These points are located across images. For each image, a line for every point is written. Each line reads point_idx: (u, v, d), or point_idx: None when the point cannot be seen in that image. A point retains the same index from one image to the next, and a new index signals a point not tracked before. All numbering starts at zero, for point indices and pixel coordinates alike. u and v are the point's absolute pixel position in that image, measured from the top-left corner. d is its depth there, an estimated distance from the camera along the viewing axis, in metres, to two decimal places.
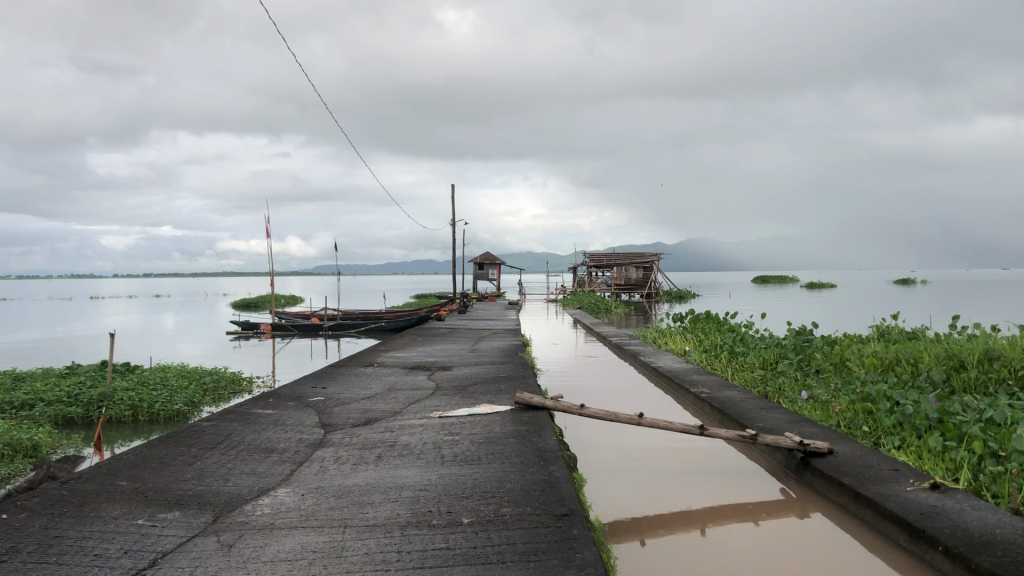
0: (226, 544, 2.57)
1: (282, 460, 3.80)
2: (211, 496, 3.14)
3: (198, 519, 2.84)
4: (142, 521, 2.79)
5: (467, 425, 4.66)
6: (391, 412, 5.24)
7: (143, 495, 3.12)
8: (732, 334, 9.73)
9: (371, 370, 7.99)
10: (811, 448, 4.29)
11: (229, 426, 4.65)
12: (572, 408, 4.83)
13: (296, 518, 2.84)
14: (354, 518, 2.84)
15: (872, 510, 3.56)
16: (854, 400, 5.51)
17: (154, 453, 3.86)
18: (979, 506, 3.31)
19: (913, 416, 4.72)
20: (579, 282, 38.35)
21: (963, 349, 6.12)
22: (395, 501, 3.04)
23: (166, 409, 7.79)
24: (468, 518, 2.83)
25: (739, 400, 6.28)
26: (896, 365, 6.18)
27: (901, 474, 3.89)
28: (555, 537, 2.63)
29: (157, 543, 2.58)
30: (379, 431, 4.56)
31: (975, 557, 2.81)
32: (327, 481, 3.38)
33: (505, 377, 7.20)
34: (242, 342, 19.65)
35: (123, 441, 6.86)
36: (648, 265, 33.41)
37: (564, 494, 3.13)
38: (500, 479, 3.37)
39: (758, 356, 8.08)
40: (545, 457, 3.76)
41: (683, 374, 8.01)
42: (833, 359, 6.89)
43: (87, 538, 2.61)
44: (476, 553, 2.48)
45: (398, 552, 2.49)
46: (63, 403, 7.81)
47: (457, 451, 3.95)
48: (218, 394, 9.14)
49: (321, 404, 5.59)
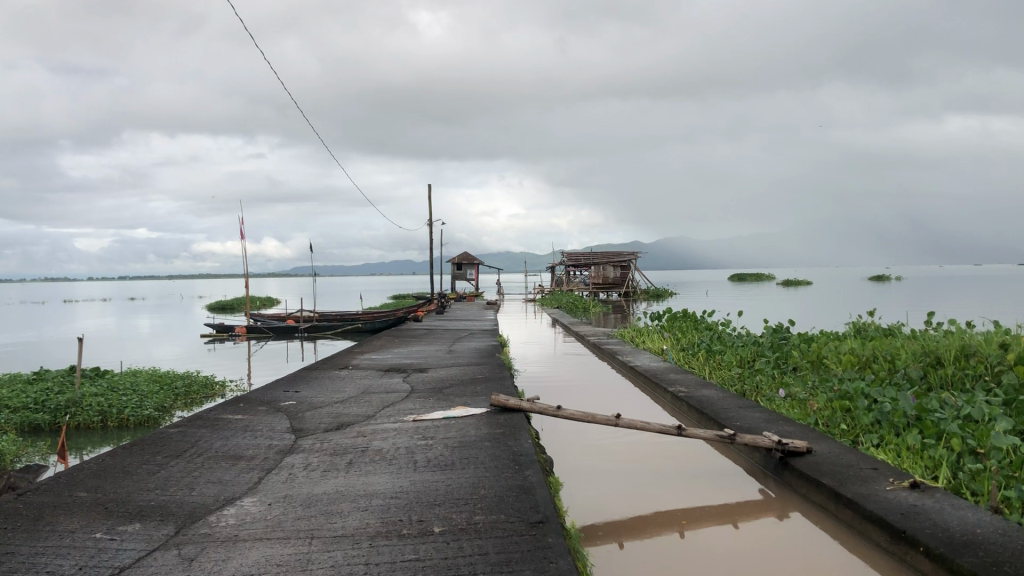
0: (187, 559, 2.47)
1: (250, 468, 3.69)
2: (174, 506, 3.03)
3: (160, 531, 2.74)
4: (100, 535, 2.68)
5: (440, 429, 4.58)
6: (363, 416, 5.14)
7: (103, 506, 3.01)
8: (709, 332, 9.69)
9: (344, 373, 7.82)
10: (789, 448, 4.24)
11: (196, 432, 4.53)
12: (549, 410, 4.72)
13: (261, 529, 2.75)
14: (323, 528, 2.74)
15: (851, 510, 3.51)
16: (832, 398, 5.46)
17: (117, 462, 3.74)
18: (959, 506, 3.26)
19: (890, 413, 4.69)
20: (557, 282, 38.46)
21: (940, 345, 6.10)
22: (364, 510, 2.95)
23: (136, 414, 7.65)
24: (439, 527, 2.75)
25: (717, 399, 6.24)
26: (873, 362, 6.15)
27: (881, 473, 3.84)
28: (529, 546, 2.55)
29: (113, 558, 2.47)
30: (350, 436, 4.46)
31: (956, 557, 2.76)
32: (295, 489, 3.29)
33: (482, 378, 7.11)
34: (216, 342, 19.93)
35: (91, 449, 6.73)
36: (626, 264, 33.51)
37: (540, 500, 3.05)
38: (474, 485, 3.28)
39: (736, 354, 8.03)
40: (520, 461, 3.69)
41: (661, 373, 7.93)
42: (811, 356, 6.85)
43: (39, 554, 2.49)
44: (447, 564, 2.40)
45: (367, 564, 2.40)
46: (30, 409, 7.65)
47: (431, 456, 3.87)
48: (189, 399, 9.01)
49: (292, 408, 5.47)
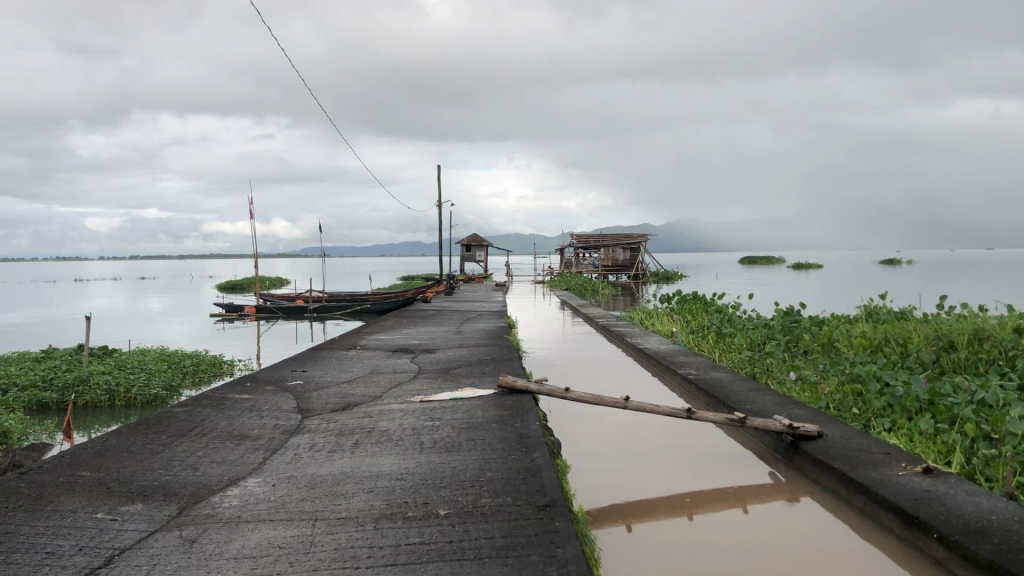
0: (189, 540, 2.43)
1: (255, 448, 3.65)
2: (177, 486, 3.00)
3: (162, 512, 2.70)
4: (101, 515, 2.65)
5: (447, 410, 4.54)
6: (370, 397, 5.10)
7: (105, 486, 2.98)
8: (719, 314, 9.61)
9: (353, 354, 7.80)
10: (800, 432, 4.19)
11: (202, 411, 4.50)
12: (557, 392, 4.65)
13: (265, 510, 2.71)
14: (326, 510, 2.70)
15: (863, 495, 3.47)
16: (843, 381, 5.39)
17: (122, 442, 3.70)
18: (974, 491, 3.21)
19: (903, 397, 4.62)
20: (566, 264, 38.47)
21: (953, 329, 6.02)
22: (369, 492, 2.91)
23: (143, 393, 7.65)
24: (445, 510, 2.71)
25: (726, 382, 6.19)
26: (885, 346, 6.09)
27: (893, 458, 3.78)
28: (535, 530, 2.50)
29: (115, 539, 2.43)
30: (358, 416, 4.43)
31: (971, 545, 2.70)
32: (300, 470, 3.25)
33: (490, 359, 7.08)
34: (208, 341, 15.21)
35: (99, 427, 6.74)
36: (637, 245, 33.38)
37: (547, 483, 3.01)
38: (480, 467, 3.24)
39: (746, 337, 7.96)
40: (527, 443, 3.65)
41: (670, 356, 7.88)
42: (822, 339, 6.78)
43: (39, 534, 2.46)
44: (451, 548, 2.36)
45: (369, 547, 2.36)
46: (38, 388, 7.66)
47: (436, 437, 3.83)
48: (197, 378, 9.02)
49: (299, 388, 5.44)
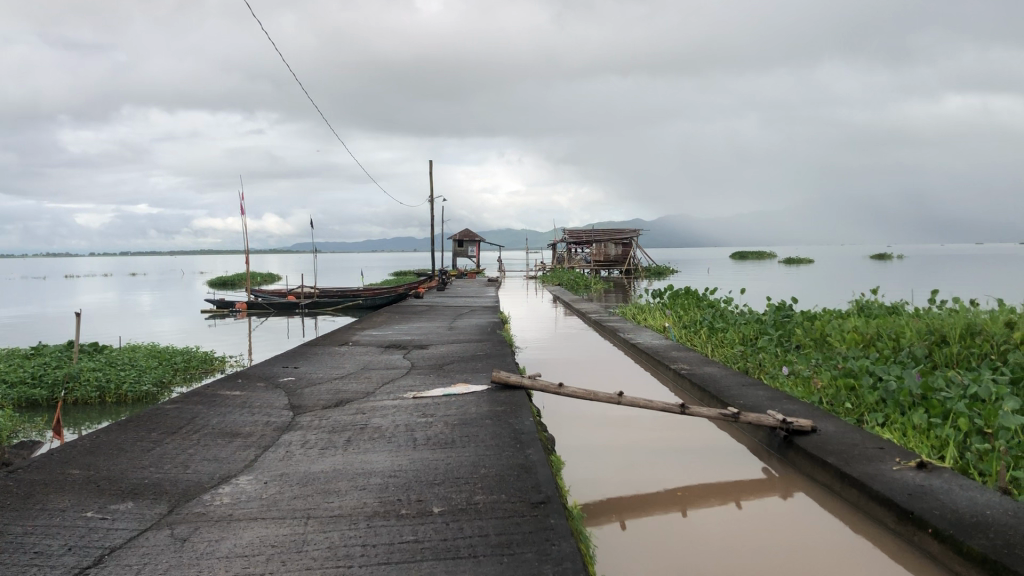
0: (180, 538, 2.41)
1: (247, 445, 3.62)
2: (169, 484, 2.97)
3: (153, 510, 2.68)
4: (91, 514, 2.62)
5: (440, 407, 4.51)
6: (363, 393, 5.07)
7: (95, 484, 2.95)
8: (711, 310, 9.61)
9: (345, 349, 7.77)
10: (794, 427, 4.18)
11: (193, 408, 4.46)
12: (550, 387, 4.62)
13: (256, 508, 2.68)
14: (318, 508, 2.68)
15: (858, 490, 3.46)
16: (836, 375, 5.39)
17: (111, 439, 3.67)
18: (967, 486, 3.20)
19: (896, 392, 4.61)
20: (558, 260, 38.47)
21: (945, 324, 6.02)
22: (362, 489, 2.89)
23: (134, 390, 7.63)
24: (438, 507, 2.69)
25: (719, 376, 6.19)
26: (877, 340, 6.09)
27: (887, 453, 3.77)
28: (530, 528, 2.49)
29: (104, 538, 2.40)
30: (350, 413, 4.40)
31: (966, 540, 2.69)
32: (292, 467, 3.23)
33: (483, 355, 7.08)
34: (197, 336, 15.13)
35: (89, 424, 6.71)
36: (628, 240, 33.40)
37: (542, 479, 2.99)
38: (474, 464, 3.22)
39: (738, 332, 7.97)
40: (521, 440, 3.62)
41: (663, 351, 7.87)
42: (814, 334, 6.78)
43: (27, 534, 2.43)
44: (446, 546, 2.34)
45: (363, 546, 2.34)
46: (28, 384, 7.62)
47: (429, 434, 3.80)
48: (188, 375, 8.98)
49: (290, 384, 5.41)
